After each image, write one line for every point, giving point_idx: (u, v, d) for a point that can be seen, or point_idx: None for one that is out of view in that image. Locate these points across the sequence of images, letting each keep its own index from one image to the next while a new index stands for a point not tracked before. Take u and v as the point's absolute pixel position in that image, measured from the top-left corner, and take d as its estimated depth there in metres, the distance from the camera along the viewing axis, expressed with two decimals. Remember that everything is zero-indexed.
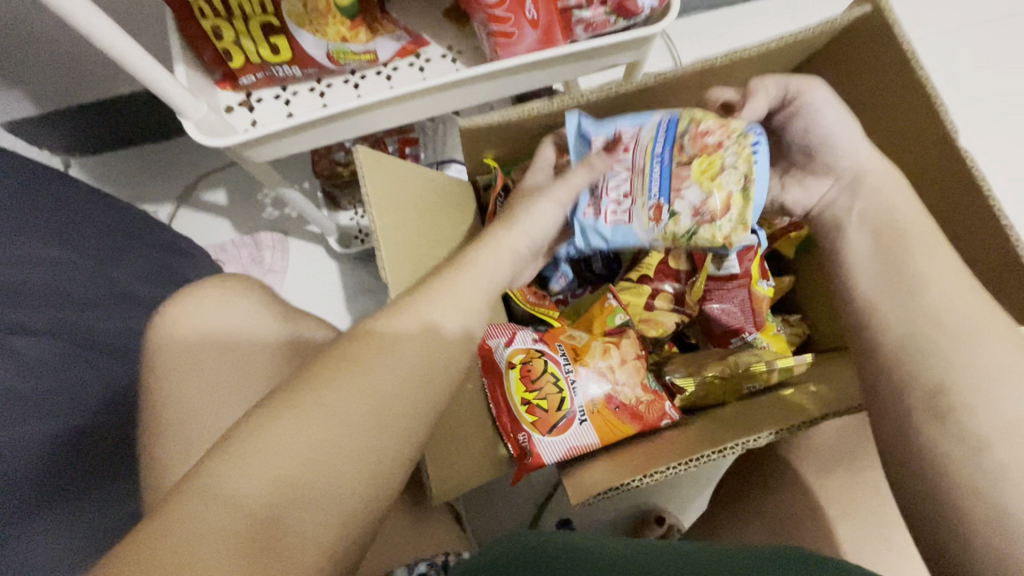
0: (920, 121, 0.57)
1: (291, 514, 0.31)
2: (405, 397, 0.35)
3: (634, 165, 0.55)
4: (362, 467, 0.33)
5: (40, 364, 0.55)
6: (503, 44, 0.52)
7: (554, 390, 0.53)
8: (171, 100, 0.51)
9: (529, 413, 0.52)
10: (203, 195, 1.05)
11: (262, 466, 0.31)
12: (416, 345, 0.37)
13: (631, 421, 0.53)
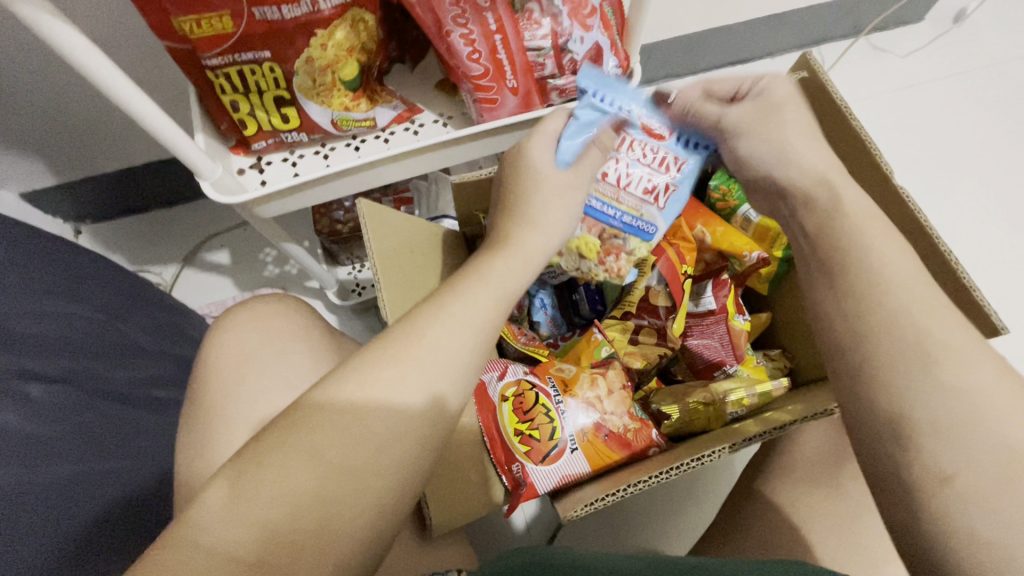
0: (859, 163, 0.64)
1: (288, 543, 0.36)
2: (393, 439, 0.39)
3: (641, 185, 0.65)
4: (352, 504, 0.37)
5: (50, 405, 0.57)
6: (488, 109, 0.59)
7: (546, 420, 0.55)
8: (190, 162, 0.57)
9: (521, 444, 0.54)
10: (207, 255, 1.10)
11: (251, 516, 0.35)
12: (406, 386, 0.40)
13: (620, 449, 0.56)
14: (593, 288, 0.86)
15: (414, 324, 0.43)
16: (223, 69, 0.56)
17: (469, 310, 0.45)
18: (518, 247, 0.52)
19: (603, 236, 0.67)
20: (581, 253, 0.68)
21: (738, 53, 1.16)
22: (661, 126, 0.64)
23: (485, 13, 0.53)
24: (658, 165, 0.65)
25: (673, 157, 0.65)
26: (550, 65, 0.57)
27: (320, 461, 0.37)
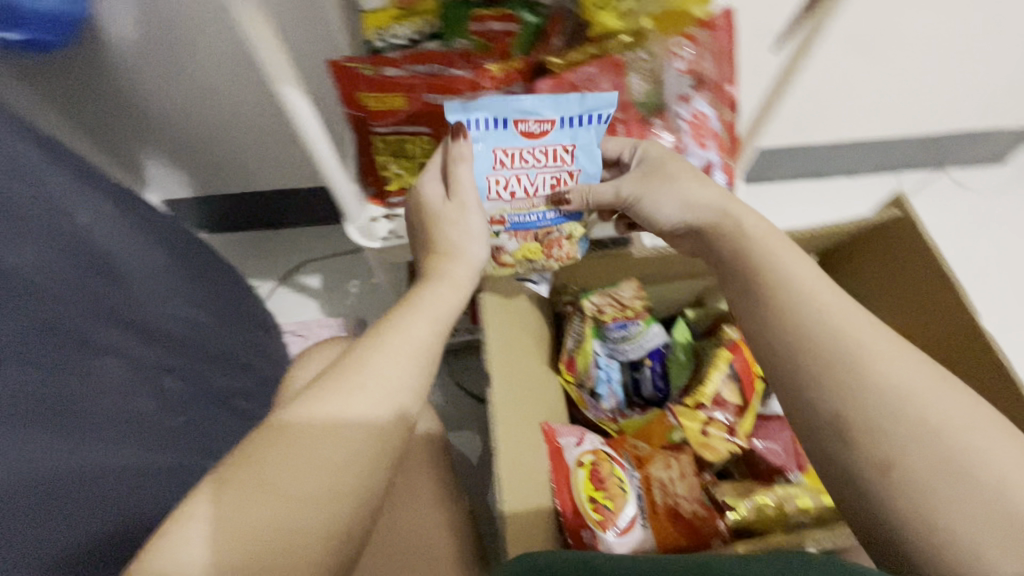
0: (943, 304, 0.67)
1: (259, 557, 0.39)
2: (354, 450, 0.44)
3: (544, 184, 0.62)
4: (313, 519, 0.41)
5: (179, 402, 0.64)
6: None
7: (619, 491, 0.61)
8: (344, 210, 0.67)
9: (595, 510, 0.59)
10: (302, 278, 1.21)
11: (235, 514, 0.40)
12: (368, 400, 0.46)
13: (688, 532, 0.60)
14: (659, 372, 0.90)
15: (362, 353, 0.48)
16: (387, 136, 0.68)
17: (408, 334, 0.51)
18: (438, 283, 0.58)
19: (540, 236, 0.65)
20: (530, 260, 0.67)
21: (819, 169, 1.23)
22: (540, 122, 0.59)
23: (616, 125, 0.63)
24: (555, 158, 0.61)
25: (564, 145, 0.61)
26: None
27: (289, 466, 0.42)
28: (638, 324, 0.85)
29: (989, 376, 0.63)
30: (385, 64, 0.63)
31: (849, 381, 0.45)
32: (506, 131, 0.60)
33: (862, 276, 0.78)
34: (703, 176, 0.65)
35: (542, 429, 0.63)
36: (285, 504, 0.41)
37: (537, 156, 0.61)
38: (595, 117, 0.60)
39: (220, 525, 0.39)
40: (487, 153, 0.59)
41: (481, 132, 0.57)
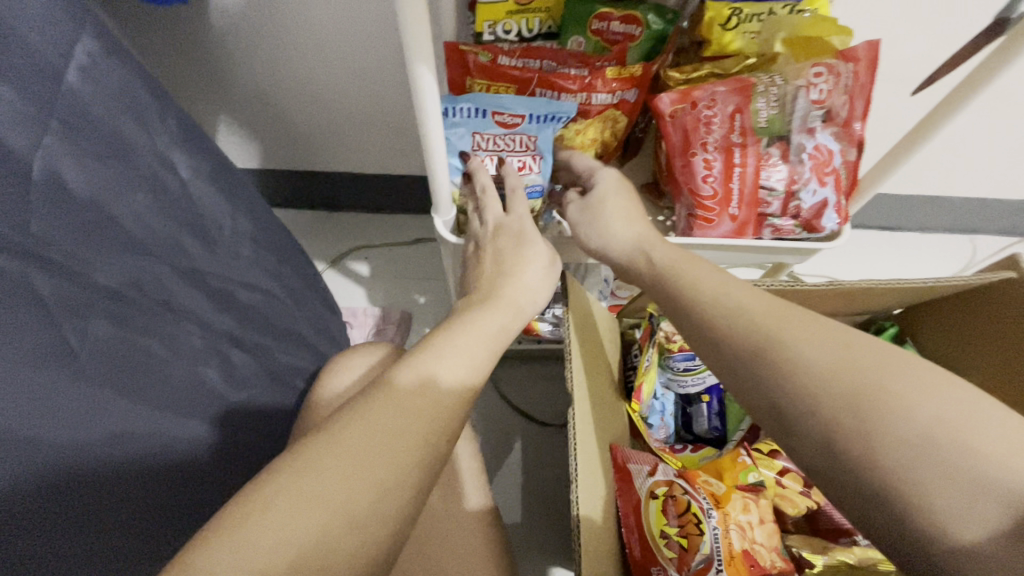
0: None
1: (358, 518, 0.34)
2: (450, 407, 0.41)
3: (512, 167, 0.64)
4: (413, 473, 0.37)
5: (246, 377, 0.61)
6: (701, 226, 0.62)
7: (696, 530, 0.55)
8: (437, 202, 0.63)
9: (668, 547, 0.55)
10: (350, 264, 1.19)
11: (259, 545, 0.31)
12: (456, 359, 0.44)
13: None
14: (717, 410, 0.86)
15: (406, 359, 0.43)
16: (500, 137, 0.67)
17: (462, 342, 0.46)
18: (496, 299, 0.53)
19: None
20: None
21: (895, 220, 1.18)
22: (514, 116, 0.62)
23: (734, 149, 0.60)
24: (522, 147, 0.64)
25: (530, 136, 0.63)
26: (776, 205, 0.61)
27: (332, 482, 0.34)
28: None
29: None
30: (503, 54, 0.61)
31: (892, 412, 0.34)
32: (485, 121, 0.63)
33: (960, 338, 0.72)
34: (817, 214, 0.61)
35: (612, 453, 0.59)
36: (327, 527, 0.33)
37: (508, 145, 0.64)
38: (556, 117, 0.63)
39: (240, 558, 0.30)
40: (465, 135, 0.63)
41: (450, 118, 0.62)
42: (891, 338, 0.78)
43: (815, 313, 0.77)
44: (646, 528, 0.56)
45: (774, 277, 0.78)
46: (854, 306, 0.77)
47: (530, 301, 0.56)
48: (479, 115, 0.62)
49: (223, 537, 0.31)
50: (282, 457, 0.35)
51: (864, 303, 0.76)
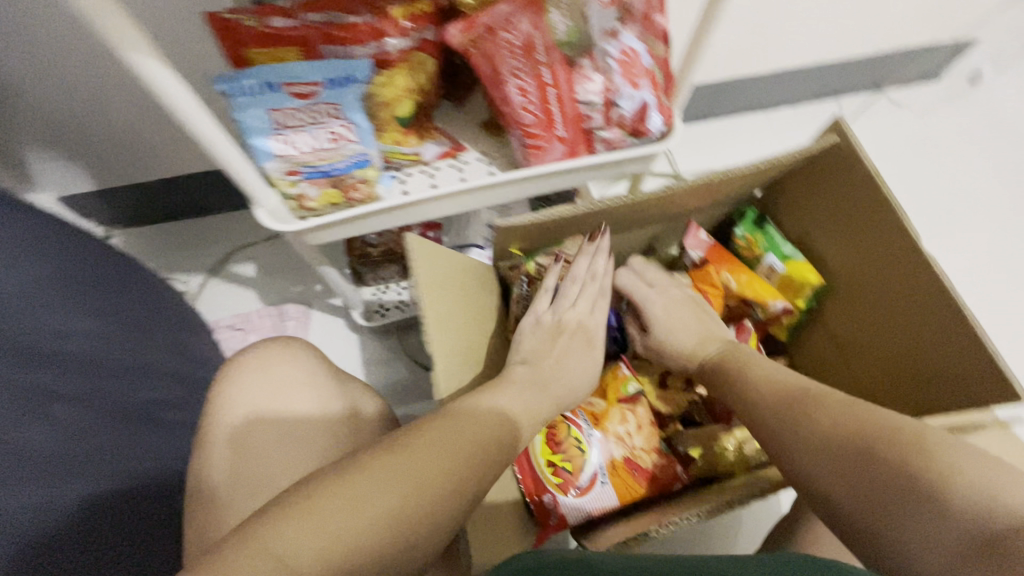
0: (883, 227, 0.64)
1: (404, 513, 0.45)
2: (498, 450, 0.53)
3: (323, 142, 0.58)
4: (454, 496, 0.48)
5: (78, 426, 0.60)
6: (535, 155, 0.61)
7: (576, 452, 0.61)
8: (250, 192, 0.59)
9: (554, 474, 0.59)
10: (234, 268, 1.12)
11: (321, 531, 0.41)
12: (506, 402, 0.58)
13: (647, 483, 0.62)
14: None
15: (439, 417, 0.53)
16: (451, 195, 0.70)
17: (489, 409, 0.55)
18: (521, 375, 0.62)
19: (337, 182, 0.62)
20: (335, 205, 0.64)
21: (762, 99, 1.20)
22: (308, 83, 0.55)
23: (543, 68, 0.57)
24: (327, 118, 0.57)
25: (331, 104, 0.56)
26: (599, 117, 0.60)
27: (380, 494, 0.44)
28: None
29: (933, 315, 0.60)
30: (273, 14, 0.54)
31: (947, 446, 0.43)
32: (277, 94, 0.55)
33: (803, 209, 0.74)
34: (641, 118, 0.60)
35: None
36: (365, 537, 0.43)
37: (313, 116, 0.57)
38: (353, 78, 0.56)
39: (294, 538, 0.41)
40: (262, 116, 0.55)
41: (239, 102, 0.54)
42: (753, 222, 0.79)
43: (680, 213, 0.78)
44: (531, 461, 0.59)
45: (636, 188, 0.77)
46: (716, 199, 0.77)
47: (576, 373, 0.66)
48: (269, 90, 0.54)
49: (315, 500, 0.43)
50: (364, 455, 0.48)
51: (722, 194, 0.76)
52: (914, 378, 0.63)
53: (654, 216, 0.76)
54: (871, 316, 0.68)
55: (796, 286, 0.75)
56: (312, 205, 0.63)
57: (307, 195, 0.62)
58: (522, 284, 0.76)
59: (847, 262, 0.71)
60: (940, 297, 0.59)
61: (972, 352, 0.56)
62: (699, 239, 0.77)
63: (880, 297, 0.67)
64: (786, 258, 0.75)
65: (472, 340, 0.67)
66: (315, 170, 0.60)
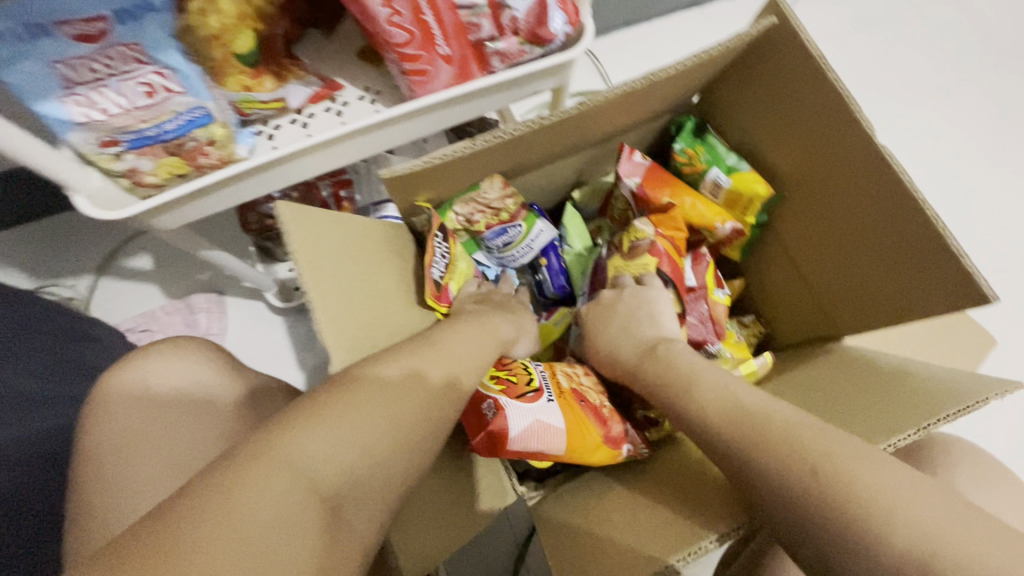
0: (833, 122, 0.56)
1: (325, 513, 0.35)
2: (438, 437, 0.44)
3: (136, 97, 0.45)
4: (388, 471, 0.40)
5: None
6: (419, 82, 0.51)
7: (524, 371, 0.58)
8: (58, 177, 0.46)
9: (497, 383, 0.56)
10: (127, 261, 0.98)
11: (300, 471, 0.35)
12: (461, 356, 0.50)
13: (595, 420, 0.57)
14: (560, 267, 0.78)
15: (392, 357, 0.45)
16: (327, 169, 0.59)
17: (449, 345, 0.50)
18: (473, 321, 0.56)
19: (174, 149, 0.49)
20: (181, 176, 0.52)
21: None
22: (88, 20, 0.40)
23: None
24: (130, 64, 0.43)
25: (130, 45, 0.43)
26: (487, 25, 0.50)
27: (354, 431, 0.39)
28: (520, 225, 0.71)
29: (893, 220, 0.53)
30: None
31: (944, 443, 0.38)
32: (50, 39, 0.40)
33: (747, 112, 0.65)
34: (539, 18, 0.50)
35: None
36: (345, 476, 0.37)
37: (112, 66, 0.43)
38: (151, 5, 0.43)
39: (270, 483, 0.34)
40: (36, 73, 0.41)
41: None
42: (692, 134, 0.70)
43: (609, 132, 0.67)
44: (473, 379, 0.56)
45: (557, 110, 0.66)
46: (648, 112, 0.66)
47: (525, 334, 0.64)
48: (33, 34, 0.40)
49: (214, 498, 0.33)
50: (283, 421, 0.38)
51: (654, 104, 0.65)
52: (873, 289, 0.58)
53: (579, 139, 0.65)
54: (825, 227, 0.62)
55: (745, 201, 0.67)
56: (149, 178, 0.50)
57: (135, 167, 0.49)
58: (438, 241, 0.64)
59: (797, 170, 0.63)
60: (900, 191, 0.52)
61: (937, 255, 0.50)
62: (634, 163, 0.67)
63: (834, 203, 0.60)
64: (731, 171, 0.67)
65: (387, 314, 0.58)
66: (138, 137, 0.47)
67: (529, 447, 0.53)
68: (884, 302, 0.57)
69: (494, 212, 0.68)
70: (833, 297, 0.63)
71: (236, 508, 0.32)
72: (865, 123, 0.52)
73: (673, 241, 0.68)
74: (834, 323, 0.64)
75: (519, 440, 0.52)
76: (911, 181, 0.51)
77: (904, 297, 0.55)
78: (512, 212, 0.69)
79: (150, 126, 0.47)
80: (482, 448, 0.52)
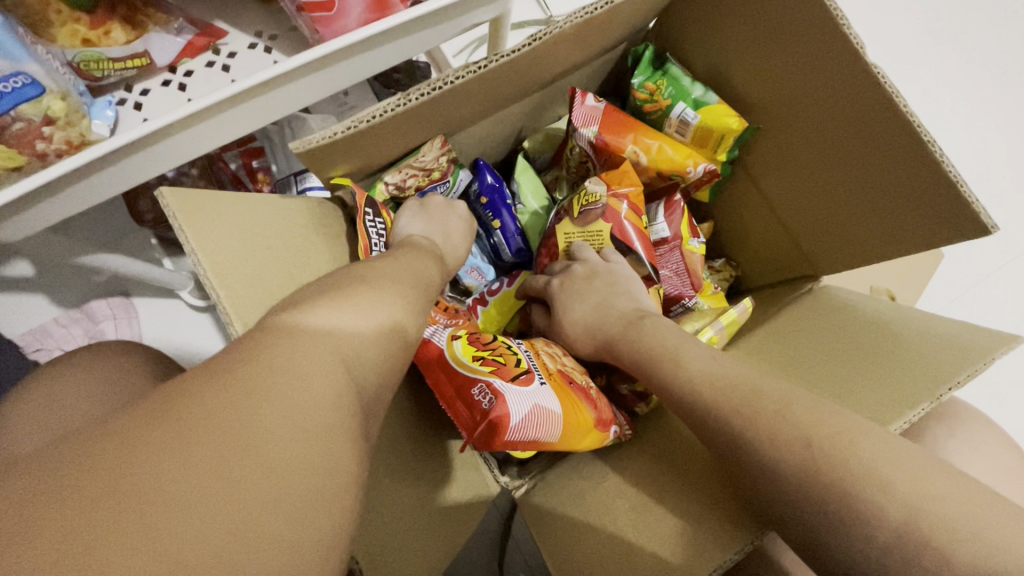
0: (814, 41, 0.49)
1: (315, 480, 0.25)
2: None
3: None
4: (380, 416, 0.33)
5: None
6: (324, 20, 0.40)
7: (507, 351, 0.52)
8: None
9: (482, 366, 0.49)
10: (2, 270, 0.81)
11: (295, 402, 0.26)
12: None
13: (586, 401, 0.51)
14: (516, 228, 0.68)
15: (302, 296, 0.35)
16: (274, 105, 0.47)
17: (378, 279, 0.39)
18: (413, 253, 0.48)
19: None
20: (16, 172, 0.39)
21: None
22: None
23: None
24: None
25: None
26: None
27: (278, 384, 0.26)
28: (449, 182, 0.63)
29: (881, 147, 0.48)
30: None
31: None
32: None
33: (713, 35, 0.57)
34: None
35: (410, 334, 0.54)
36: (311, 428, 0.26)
37: None
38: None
39: (180, 468, 0.22)
40: None
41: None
42: (651, 65, 0.61)
43: (560, 72, 0.58)
44: (453, 363, 0.50)
45: (499, 47, 0.55)
46: (602, 44, 0.57)
47: (456, 250, 0.58)
48: None
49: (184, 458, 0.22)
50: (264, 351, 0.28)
51: (610, 34, 0.56)
52: (861, 226, 0.54)
53: (527, 81, 0.56)
54: (803, 160, 0.56)
55: (716, 137, 0.59)
56: None
57: None
58: (370, 219, 0.54)
59: (770, 101, 0.56)
60: (893, 119, 0.46)
61: (933, 184, 0.46)
62: (588, 108, 0.59)
63: (813, 134, 0.54)
64: (698, 106, 0.59)
65: None
66: None
67: (527, 436, 0.47)
68: (876, 236, 0.53)
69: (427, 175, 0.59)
70: (813, 235, 0.59)
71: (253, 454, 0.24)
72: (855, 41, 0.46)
73: (632, 204, 0.60)
74: (813, 264, 0.61)
75: (520, 428, 0.46)
76: (907, 105, 0.45)
77: (896, 230, 0.51)
78: (444, 171, 0.60)
79: None
80: (479, 442, 0.46)
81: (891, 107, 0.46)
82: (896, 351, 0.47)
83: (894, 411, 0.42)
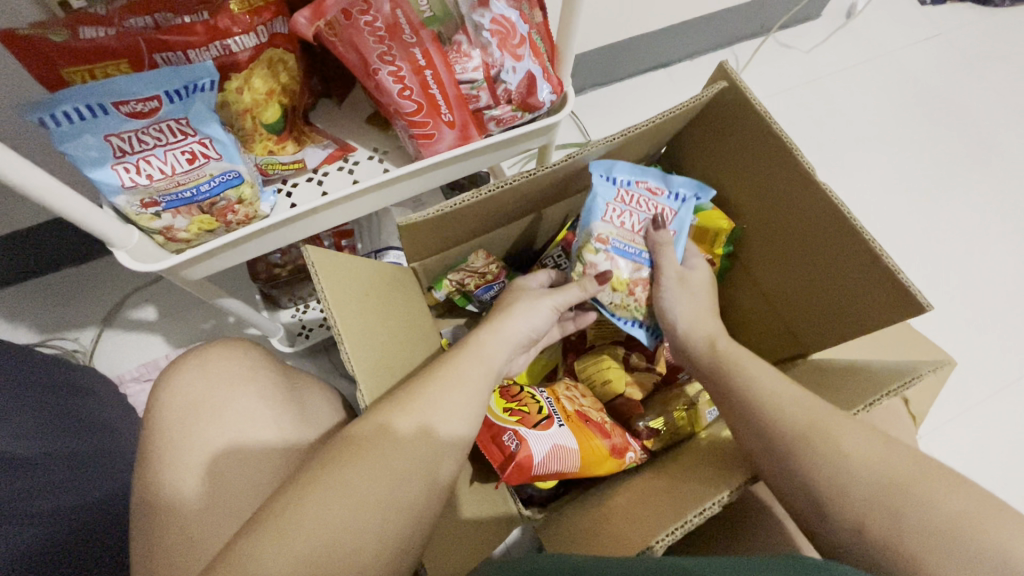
0: (784, 167, 0.63)
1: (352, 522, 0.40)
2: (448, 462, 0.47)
3: (179, 163, 0.51)
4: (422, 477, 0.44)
5: None
6: (426, 144, 0.58)
7: (532, 401, 0.61)
8: (100, 234, 0.50)
9: (511, 415, 0.59)
10: (131, 313, 1.01)
11: (343, 490, 0.41)
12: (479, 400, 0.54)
13: (599, 433, 0.61)
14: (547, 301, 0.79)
15: (398, 406, 0.47)
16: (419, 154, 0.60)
17: (445, 398, 0.49)
18: (490, 335, 0.56)
19: (205, 206, 0.55)
20: (210, 232, 0.57)
21: (658, 58, 1.19)
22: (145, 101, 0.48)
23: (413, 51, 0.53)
24: (177, 136, 0.50)
25: (179, 119, 0.50)
26: (484, 96, 0.57)
27: (361, 489, 0.42)
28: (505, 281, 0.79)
29: (839, 244, 0.61)
30: (84, 23, 0.47)
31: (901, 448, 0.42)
32: (114, 119, 0.47)
33: (710, 159, 0.73)
34: (528, 90, 0.57)
35: None
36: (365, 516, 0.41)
37: (162, 136, 0.50)
38: (199, 86, 0.49)
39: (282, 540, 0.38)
40: (100, 146, 0.48)
41: (57, 132, 0.46)
42: None
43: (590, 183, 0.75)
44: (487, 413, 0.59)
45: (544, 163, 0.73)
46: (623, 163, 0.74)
47: (532, 325, 0.59)
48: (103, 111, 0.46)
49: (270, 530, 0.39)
50: (330, 460, 0.43)
51: (629, 156, 0.73)
52: (836, 307, 0.65)
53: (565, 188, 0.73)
54: (785, 251, 0.70)
55: (711, 234, 0.74)
56: (177, 227, 0.55)
57: (170, 223, 0.54)
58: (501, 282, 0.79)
59: (755, 207, 0.71)
60: (845, 225, 0.59)
61: (879, 271, 0.57)
62: None
63: (792, 230, 0.67)
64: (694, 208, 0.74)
65: (397, 355, 0.63)
66: (183, 195, 0.53)
67: (548, 470, 0.56)
68: (845, 314, 0.64)
69: (481, 275, 0.77)
70: (799, 310, 0.71)
71: (290, 532, 0.39)
72: (810, 168, 0.60)
73: None
74: (802, 340, 0.72)
75: (541, 465, 0.55)
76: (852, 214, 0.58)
77: (860, 309, 0.62)
78: (496, 274, 0.77)
79: (187, 187, 0.52)
80: (510, 478, 0.55)
81: (844, 218, 0.59)
82: (852, 385, 0.57)
83: (874, 393, 0.52)
